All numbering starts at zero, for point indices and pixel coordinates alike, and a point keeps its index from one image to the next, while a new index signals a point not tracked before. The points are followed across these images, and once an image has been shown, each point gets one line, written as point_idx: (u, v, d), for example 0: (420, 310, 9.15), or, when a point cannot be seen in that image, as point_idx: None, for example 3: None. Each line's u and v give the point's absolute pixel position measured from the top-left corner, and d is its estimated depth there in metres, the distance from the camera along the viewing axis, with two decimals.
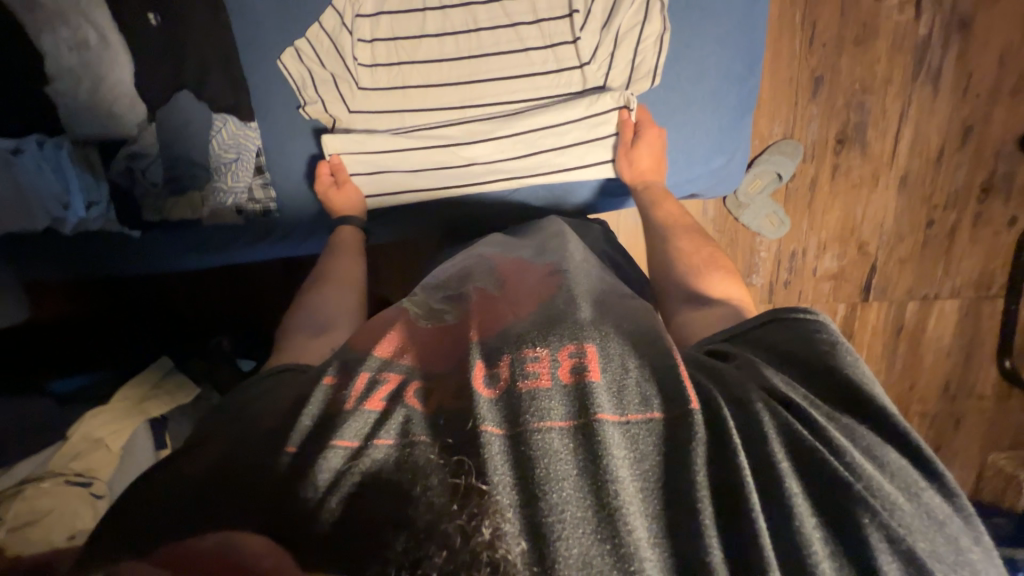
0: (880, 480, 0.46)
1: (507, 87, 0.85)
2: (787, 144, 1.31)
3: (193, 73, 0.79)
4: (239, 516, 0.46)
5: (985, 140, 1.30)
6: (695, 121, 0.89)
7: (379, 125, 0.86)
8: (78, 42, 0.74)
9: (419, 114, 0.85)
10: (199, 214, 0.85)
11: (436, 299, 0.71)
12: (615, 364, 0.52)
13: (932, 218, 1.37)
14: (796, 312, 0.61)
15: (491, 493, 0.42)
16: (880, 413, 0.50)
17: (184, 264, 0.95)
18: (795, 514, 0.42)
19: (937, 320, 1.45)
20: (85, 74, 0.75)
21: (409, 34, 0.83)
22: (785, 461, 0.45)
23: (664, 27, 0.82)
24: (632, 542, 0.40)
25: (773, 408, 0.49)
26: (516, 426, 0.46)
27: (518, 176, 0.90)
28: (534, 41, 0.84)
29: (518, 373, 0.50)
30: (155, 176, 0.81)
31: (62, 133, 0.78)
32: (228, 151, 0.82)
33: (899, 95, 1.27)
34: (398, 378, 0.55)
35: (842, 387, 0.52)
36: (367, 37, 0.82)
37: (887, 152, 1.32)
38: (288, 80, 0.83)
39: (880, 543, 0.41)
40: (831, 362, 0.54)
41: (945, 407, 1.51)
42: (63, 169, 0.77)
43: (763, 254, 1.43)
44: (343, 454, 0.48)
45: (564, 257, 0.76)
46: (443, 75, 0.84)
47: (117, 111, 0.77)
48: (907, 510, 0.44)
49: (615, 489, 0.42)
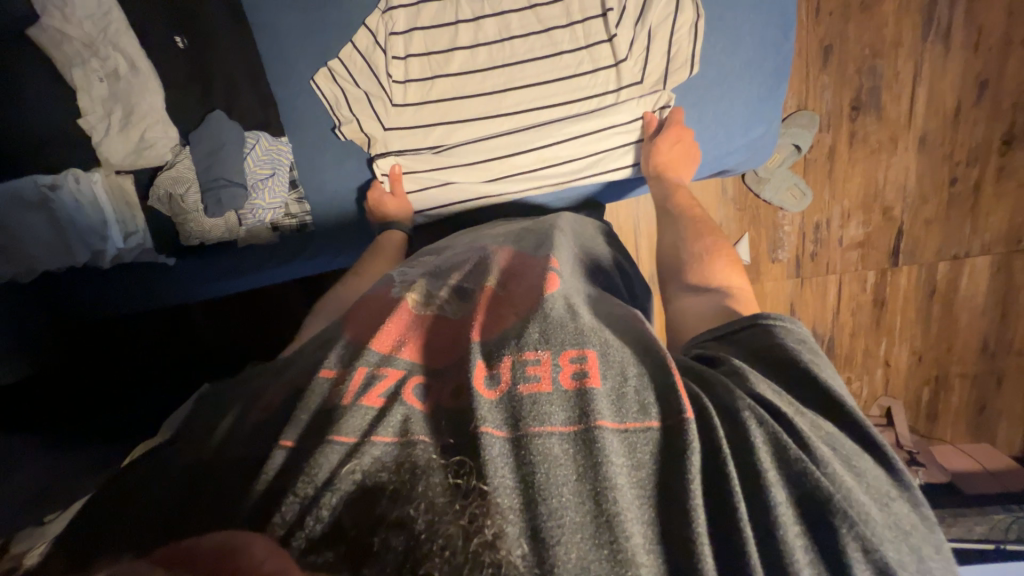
0: (857, 490, 0.43)
1: (539, 92, 0.84)
2: (801, 115, 1.31)
3: (222, 95, 0.79)
4: (222, 516, 0.42)
5: (1002, 93, 1.29)
6: (731, 102, 0.89)
7: (414, 141, 0.85)
8: (108, 73, 0.74)
9: (455, 126, 0.85)
10: (237, 235, 0.85)
11: (433, 284, 0.66)
12: (614, 370, 0.49)
13: (955, 176, 1.36)
14: (772, 318, 0.57)
15: (493, 495, 0.40)
16: (853, 424, 0.49)
17: (198, 290, 0.93)
18: (777, 524, 0.41)
19: (969, 279, 1.43)
20: (117, 104, 0.75)
21: (442, 48, 0.83)
22: (772, 471, 0.43)
23: (698, 14, 0.82)
24: (629, 547, 0.39)
25: (761, 416, 0.46)
26: (517, 429, 0.44)
27: (550, 167, 0.89)
28: (568, 43, 0.83)
29: (518, 376, 0.48)
30: (195, 201, 0.79)
31: (96, 168, 0.78)
32: (264, 168, 0.81)
33: (911, 57, 1.27)
34: (399, 373, 0.51)
35: (815, 395, 0.50)
36: (401, 53, 0.82)
37: (904, 114, 1.32)
38: (321, 100, 0.83)
39: (852, 549, 0.40)
40: (812, 371, 0.51)
41: (986, 366, 1.49)
42: (99, 204, 0.76)
43: (787, 228, 1.42)
44: (340, 451, 0.44)
45: (559, 254, 0.70)
46: (477, 87, 0.84)
47: (150, 138, 0.76)
48: (879, 519, 0.43)
49: (613, 496, 0.40)
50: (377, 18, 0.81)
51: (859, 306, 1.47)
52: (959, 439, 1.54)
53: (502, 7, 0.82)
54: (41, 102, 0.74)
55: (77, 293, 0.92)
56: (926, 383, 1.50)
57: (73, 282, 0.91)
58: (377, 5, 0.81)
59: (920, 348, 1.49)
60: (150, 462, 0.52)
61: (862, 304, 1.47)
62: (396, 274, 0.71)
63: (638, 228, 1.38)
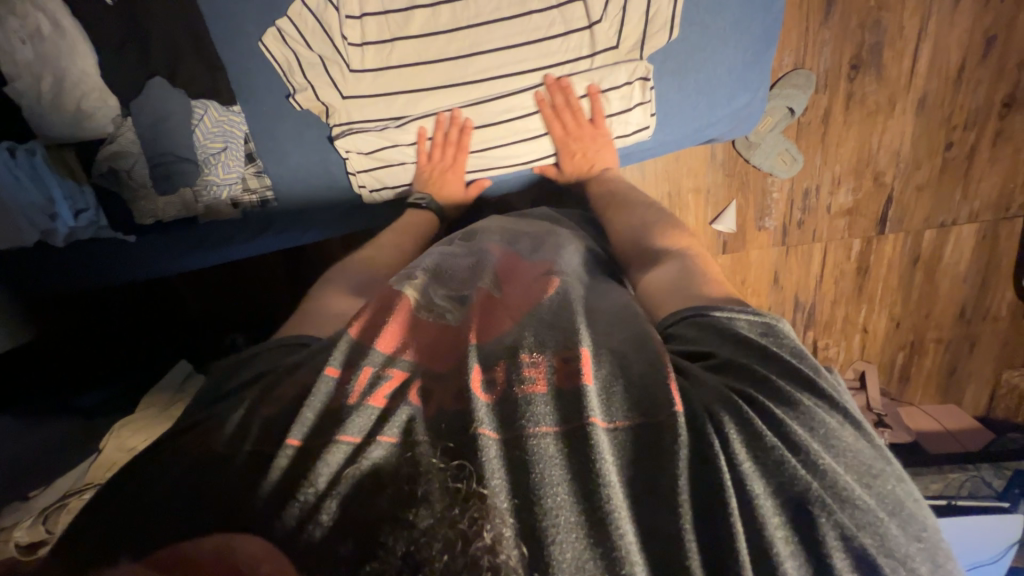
0: (839, 472, 0.43)
1: (507, 57, 0.79)
2: (798, 75, 1.24)
3: (163, 59, 0.73)
4: (231, 516, 0.43)
5: (1008, 51, 1.22)
6: (717, 66, 0.83)
7: (375, 111, 0.80)
8: (31, 34, 0.67)
9: (417, 98, 0.80)
10: (194, 212, 0.81)
11: (436, 287, 0.63)
12: (608, 371, 0.50)
13: (951, 140, 1.31)
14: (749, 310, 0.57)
15: (491, 497, 0.41)
16: (833, 406, 0.48)
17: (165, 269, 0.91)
18: (759, 515, 0.41)
19: (954, 247, 1.42)
20: (46, 71, 0.68)
21: (400, 6, 0.75)
22: (746, 461, 0.43)
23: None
24: (623, 545, 0.39)
25: (738, 409, 0.46)
26: (513, 431, 0.44)
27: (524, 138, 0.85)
28: (537, 1, 0.77)
29: (513, 378, 0.48)
30: (143, 177, 0.75)
31: (33, 140, 0.72)
32: (215, 142, 0.77)
33: (918, 9, 1.19)
34: (403, 374, 0.50)
35: (798, 376, 0.49)
36: (355, 12, 0.75)
37: (905, 75, 1.25)
38: (273, 66, 0.77)
39: (831, 539, 0.40)
40: (783, 359, 0.51)
41: (961, 331, 1.51)
42: (43, 178, 0.72)
43: (775, 195, 1.39)
44: (347, 451, 0.45)
45: (560, 259, 0.68)
46: (439, 50, 0.78)
47: (88, 108, 0.71)
48: (862, 499, 0.42)
49: (607, 494, 0.41)
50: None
51: (841, 274, 1.47)
52: (928, 401, 1.59)
53: None
54: None
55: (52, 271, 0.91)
56: (901, 348, 1.54)
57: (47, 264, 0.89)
58: None
59: (898, 315, 1.50)
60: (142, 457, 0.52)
61: (845, 272, 1.47)
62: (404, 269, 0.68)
63: None
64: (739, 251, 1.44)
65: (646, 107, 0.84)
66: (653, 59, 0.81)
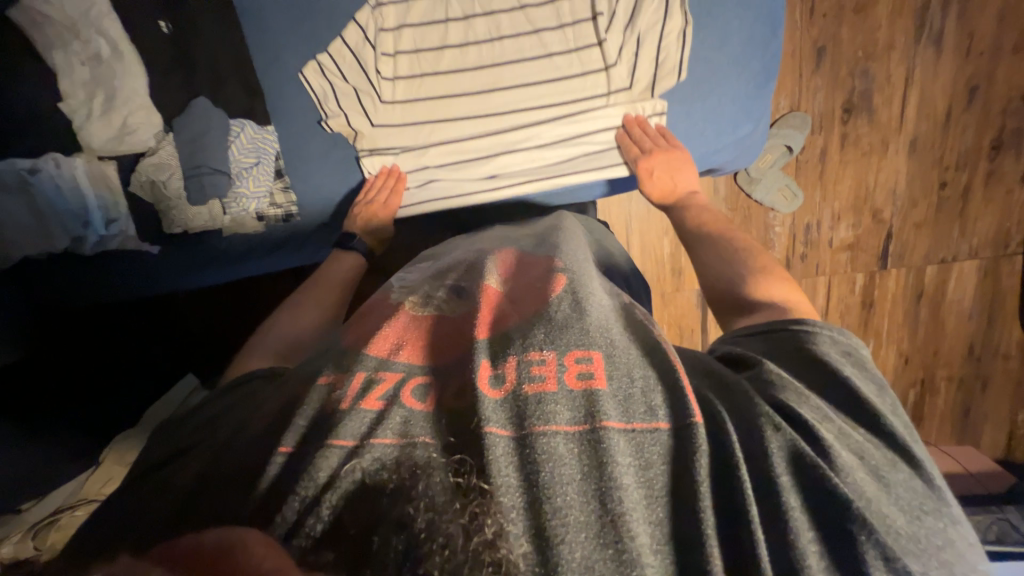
0: (880, 499, 0.43)
1: (527, 94, 0.85)
2: (793, 116, 1.31)
3: (206, 79, 0.79)
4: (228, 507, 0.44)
5: (991, 98, 1.30)
6: (721, 98, 0.88)
7: (401, 138, 0.86)
8: (90, 57, 0.73)
9: (441, 126, 0.85)
10: (220, 224, 0.84)
11: (433, 286, 0.65)
12: (620, 371, 0.49)
13: (944, 180, 1.36)
14: (817, 326, 0.57)
15: (496, 493, 0.40)
16: (889, 438, 0.48)
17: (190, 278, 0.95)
18: (791, 527, 0.40)
19: (957, 283, 1.44)
20: (99, 88, 0.73)
21: (431, 46, 0.83)
22: (784, 475, 0.43)
23: (686, 23, 0.82)
24: (634, 547, 0.38)
25: (776, 422, 0.45)
26: (522, 428, 0.43)
27: (542, 158, 0.89)
28: (558, 44, 0.83)
29: (523, 376, 0.47)
30: (177, 188, 0.79)
31: (78, 152, 0.76)
32: (248, 157, 0.81)
33: (903, 60, 1.28)
34: (396, 376, 0.50)
35: (856, 405, 0.50)
36: (391, 50, 0.83)
37: (895, 118, 1.32)
38: (309, 95, 0.83)
39: (873, 560, 0.39)
40: (841, 375, 0.51)
41: (971, 369, 1.50)
42: (80, 186, 0.76)
43: (778, 229, 1.43)
44: (340, 454, 0.44)
45: (564, 253, 0.69)
46: (465, 84, 0.84)
47: (132, 123, 0.75)
48: (905, 530, 0.41)
49: (618, 495, 0.40)
50: (367, 14, 0.80)
51: (847, 308, 1.48)
52: (944, 441, 1.55)
53: (492, 8, 0.82)
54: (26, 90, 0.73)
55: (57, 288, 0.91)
56: (912, 385, 1.52)
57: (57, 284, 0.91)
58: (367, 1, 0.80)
59: (907, 351, 1.50)
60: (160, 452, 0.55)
61: (850, 306, 1.48)
62: (395, 282, 0.73)
63: (628, 225, 1.37)
64: None
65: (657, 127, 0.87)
66: (662, 98, 0.87)
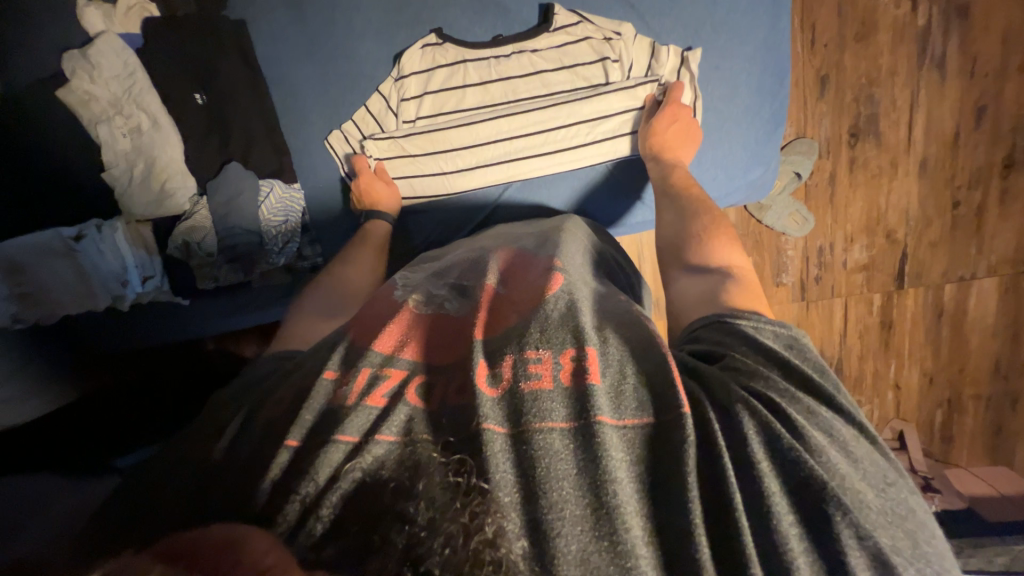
0: (850, 477, 0.46)
1: (552, 161, 0.89)
2: (800, 142, 1.33)
3: (238, 145, 0.83)
4: (230, 508, 0.45)
5: (999, 118, 1.30)
6: (731, 143, 0.91)
7: (412, 192, 0.91)
8: (132, 129, 0.78)
9: (454, 177, 0.89)
10: (249, 277, 0.88)
11: (435, 286, 0.69)
12: (613, 368, 0.53)
13: (957, 199, 1.36)
14: (766, 320, 0.60)
15: (495, 490, 0.43)
16: (842, 415, 0.52)
17: (209, 324, 0.97)
18: (770, 512, 0.44)
19: (978, 301, 1.42)
20: (140, 158, 0.79)
21: (450, 110, 0.87)
22: (764, 461, 0.46)
23: (696, 96, 0.86)
24: (627, 539, 0.42)
25: (754, 408, 0.49)
26: (519, 426, 0.47)
27: (548, 185, 0.92)
28: (568, 93, 0.86)
29: (520, 374, 0.51)
30: (211, 246, 0.83)
31: (118, 216, 0.82)
32: (276, 216, 0.85)
33: (907, 85, 1.29)
34: (401, 373, 0.54)
35: (809, 383, 0.53)
36: (412, 117, 0.88)
37: (903, 140, 1.33)
38: (334, 159, 0.89)
39: (846, 537, 0.42)
40: (792, 362, 0.54)
41: (999, 386, 1.47)
42: (120, 248, 0.81)
43: (790, 252, 1.43)
44: (345, 449, 0.47)
45: (564, 254, 0.72)
46: (478, 138, 0.87)
47: (170, 188, 0.81)
48: (874, 505, 0.45)
49: (612, 489, 0.44)
50: (390, 85, 0.86)
51: (866, 328, 1.47)
52: (977, 462, 1.51)
53: (508, 73, 0.86)
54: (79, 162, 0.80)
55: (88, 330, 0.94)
56: (939, 405, 1.49)
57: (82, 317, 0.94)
58: (390, 73, 0.86)
59: (931, 371, 1.47)
60: (153, 470, 0.54)
61: (869, 327, 1.46)
62: (398, 279, 0.76)
63: (640, 254, 1.38)
64: None
65: None
66: None
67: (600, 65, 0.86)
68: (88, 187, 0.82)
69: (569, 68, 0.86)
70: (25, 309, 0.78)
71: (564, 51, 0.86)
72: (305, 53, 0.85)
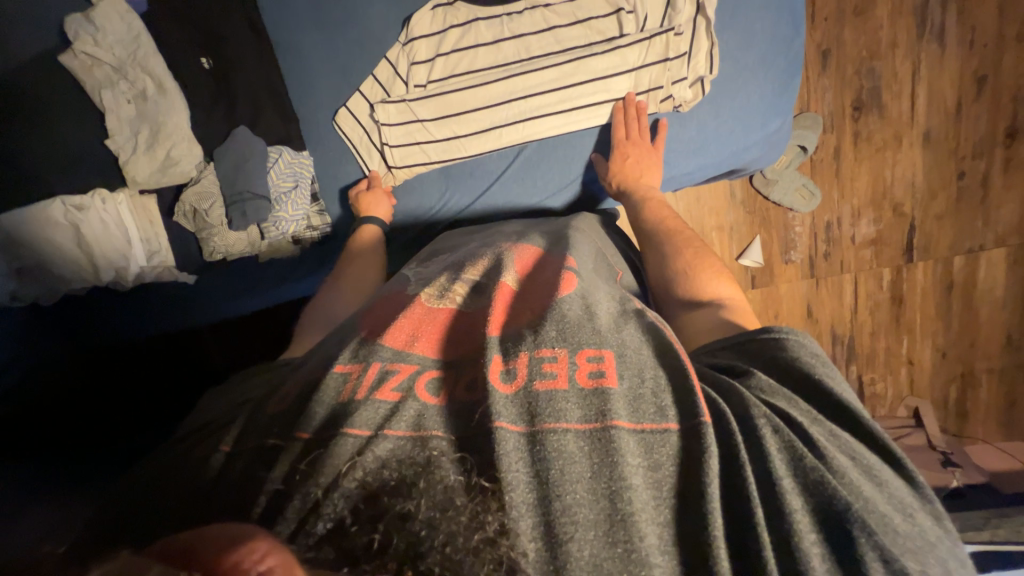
0: (877, 501, 0.44)
1: (565, 119, 0.88)
2: (805, 116, 1.34)
3: (246, 113, 0.83)
4: (229, 512, 0.43)
5: (1000, 87, 1.31)
6: (749, 95, 0.90)
7: (427, 157, 0.89)
8: (135, 95, 0.78)
9: (470, 139, 0.88)
10: (258, 248, 0.87)
11: (449, 278, 0.66)
12: (630, 371, 0.51)
13: (962, 170, 1.37)
14: (787, 331, 0.57)
15: (505, 490, 0.41)
16: (879, 443, 0.49)
17: (210, 313, 0.96)
18: (792, 532, 0.41)
19: (987, 272, 1.42)
20: (144, 125, 0.78)
21: (462, 70, 0.86)
22: (787, 479, 0.44)
23: (712, 44, 0.84)
24: (643, 547, 0.40)
25: (775, 425, 0.47)
26: (533, 425, 0.45)
27: (556, 144, 0.92)
28: (583, 48, 0.85)
29: (534, 372, 0.49)
30: (220, 215, 0.82)
31: (122, 188, 0.81)
32: (286, 181, 0.84)
33: (908, 56, 1.30)
34: (410, 368, 0.52)
35: (838, 407, 0.51)
36: (423, 79, 0.86)
37: (905, 113, 1.34)
38: (343, 133, 0.88)
39: (871, 561, 0.40)
40: (824, 381, 0.52)
41: (1012, 359, 1.45)
42: (123, 220, 0.81)
43: (798, 229, 1.42)
44: (356, 443, 0.44)
45: (576, 253, 0.70)
46: (492, 97, 0.86)
47: (175, 156, 0.79)
48: (903, 529, 0.42)
49: (628, 496, 0.41)
50: (397, 51, 0.85)
51: (876, 305, 1.46)
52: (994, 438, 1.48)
53: (520, 30, 0.85)
54: (79, 133, 0.79)
55: (88, 317, 0.91)
56: (952, 381, 1.48)
57: (83, 297, 0.90)
58: (399, 37, 0.85)
59: (942, 345, 1.46)
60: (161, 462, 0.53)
61: (879, 303, 1.45)
62: (410, 271, 0.75)
63: None
64: (767, 285, 1.46)
65: (683, 83, 0.86)
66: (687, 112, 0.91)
67: (613, 18, 0.86)
68: (86, 158, 0.80)
69: (582, 23, 0.85)
70: (25, 287, 0.78)
71: (576, 5, 0.85)
72: (310, 19, 0.84)
